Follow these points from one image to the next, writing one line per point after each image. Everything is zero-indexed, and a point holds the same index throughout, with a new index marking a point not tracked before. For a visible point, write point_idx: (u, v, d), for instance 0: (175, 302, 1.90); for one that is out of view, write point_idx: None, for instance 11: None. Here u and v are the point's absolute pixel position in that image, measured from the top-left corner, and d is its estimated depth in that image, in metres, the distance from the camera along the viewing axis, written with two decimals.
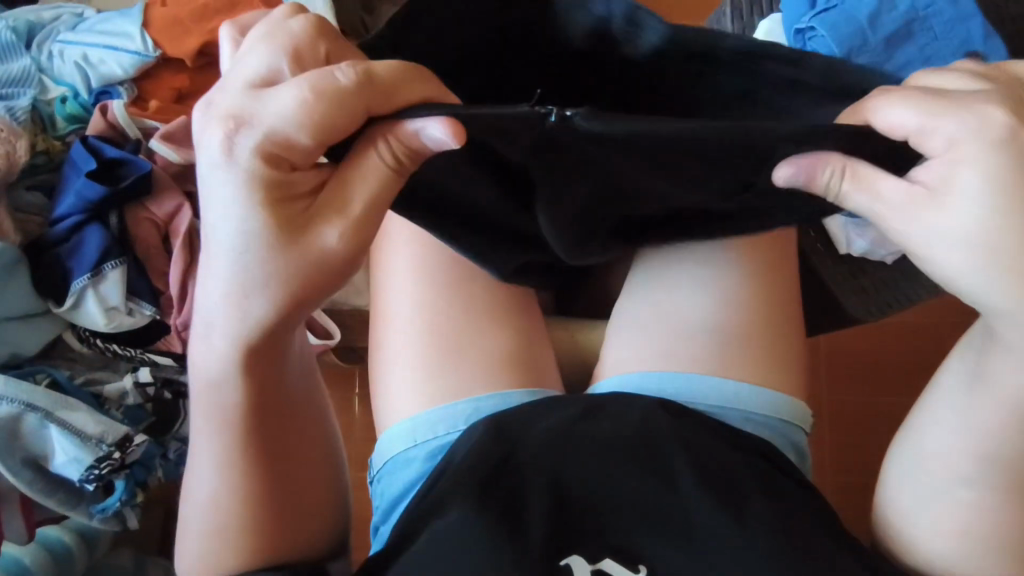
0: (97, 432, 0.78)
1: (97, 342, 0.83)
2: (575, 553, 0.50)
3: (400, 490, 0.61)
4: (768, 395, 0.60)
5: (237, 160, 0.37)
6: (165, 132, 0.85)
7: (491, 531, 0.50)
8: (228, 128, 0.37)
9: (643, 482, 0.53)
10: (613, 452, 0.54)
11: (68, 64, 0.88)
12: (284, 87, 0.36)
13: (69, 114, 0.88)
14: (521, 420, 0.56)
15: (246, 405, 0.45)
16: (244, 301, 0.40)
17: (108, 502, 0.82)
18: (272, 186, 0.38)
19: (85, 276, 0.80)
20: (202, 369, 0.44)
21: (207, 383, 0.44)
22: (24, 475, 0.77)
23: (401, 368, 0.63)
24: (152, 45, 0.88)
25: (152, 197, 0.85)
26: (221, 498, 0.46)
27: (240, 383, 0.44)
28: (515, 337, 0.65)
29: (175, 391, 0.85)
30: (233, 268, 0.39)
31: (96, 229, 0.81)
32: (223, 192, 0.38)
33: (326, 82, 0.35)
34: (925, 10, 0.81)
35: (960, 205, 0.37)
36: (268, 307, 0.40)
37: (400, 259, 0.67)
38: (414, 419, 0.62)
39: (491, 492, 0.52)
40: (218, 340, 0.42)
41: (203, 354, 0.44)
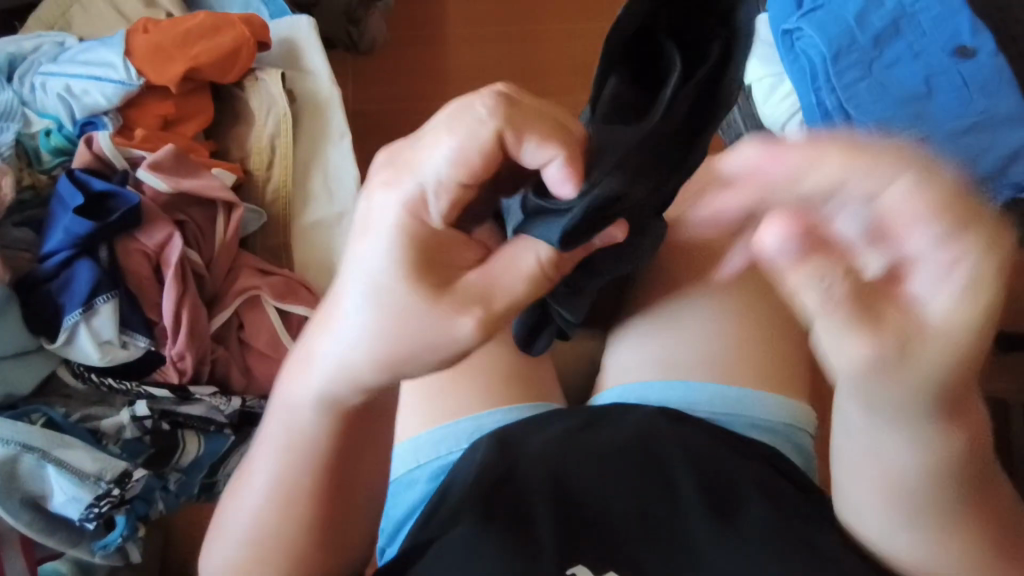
0: (95, 470, 0.77)
1: (92, 377, 0.82)
2: (579, 563, 0.48)
3: (405, 512, 0.59)
4: (773, 399, 0.58)
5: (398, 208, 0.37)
6: (153, 161, 0.84)
7: (497, 547, 0.48)
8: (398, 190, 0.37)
9: (649, 496, 0.51)
10: (615, 462, 0.52)
11: (51, 96, 0.87)
12: (437, 125, 0.37)
13: (54, 147, 0.86)
14: (522, 432, 0.56)
15: (326, 445, 0.41)
16: (353, 330, 0.37)
17: (109, 539, 0.81)
18: (445, 225, 0.37)
19: (77, 311, 0.79)
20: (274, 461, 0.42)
21: (296, 414, 0.41)
22: (23, 516, 0.76)
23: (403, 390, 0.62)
24: (136, 73, 0.86)
25: (141, 228, 0.84)
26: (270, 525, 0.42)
27: (337, 420, 0.40)
28: (513, 356, 0.63)
29: (173, 421, 0.84)
30: (376, 301, 0.36)
31: (86, 263, 0.80)
32: (378, 236, 0.37)
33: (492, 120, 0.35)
34: (912, 7, 0.82)
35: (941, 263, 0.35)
36: (372, 338, 0.36)
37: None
38: (419, 437, 0.60)
39: (495, 507, 0.51)
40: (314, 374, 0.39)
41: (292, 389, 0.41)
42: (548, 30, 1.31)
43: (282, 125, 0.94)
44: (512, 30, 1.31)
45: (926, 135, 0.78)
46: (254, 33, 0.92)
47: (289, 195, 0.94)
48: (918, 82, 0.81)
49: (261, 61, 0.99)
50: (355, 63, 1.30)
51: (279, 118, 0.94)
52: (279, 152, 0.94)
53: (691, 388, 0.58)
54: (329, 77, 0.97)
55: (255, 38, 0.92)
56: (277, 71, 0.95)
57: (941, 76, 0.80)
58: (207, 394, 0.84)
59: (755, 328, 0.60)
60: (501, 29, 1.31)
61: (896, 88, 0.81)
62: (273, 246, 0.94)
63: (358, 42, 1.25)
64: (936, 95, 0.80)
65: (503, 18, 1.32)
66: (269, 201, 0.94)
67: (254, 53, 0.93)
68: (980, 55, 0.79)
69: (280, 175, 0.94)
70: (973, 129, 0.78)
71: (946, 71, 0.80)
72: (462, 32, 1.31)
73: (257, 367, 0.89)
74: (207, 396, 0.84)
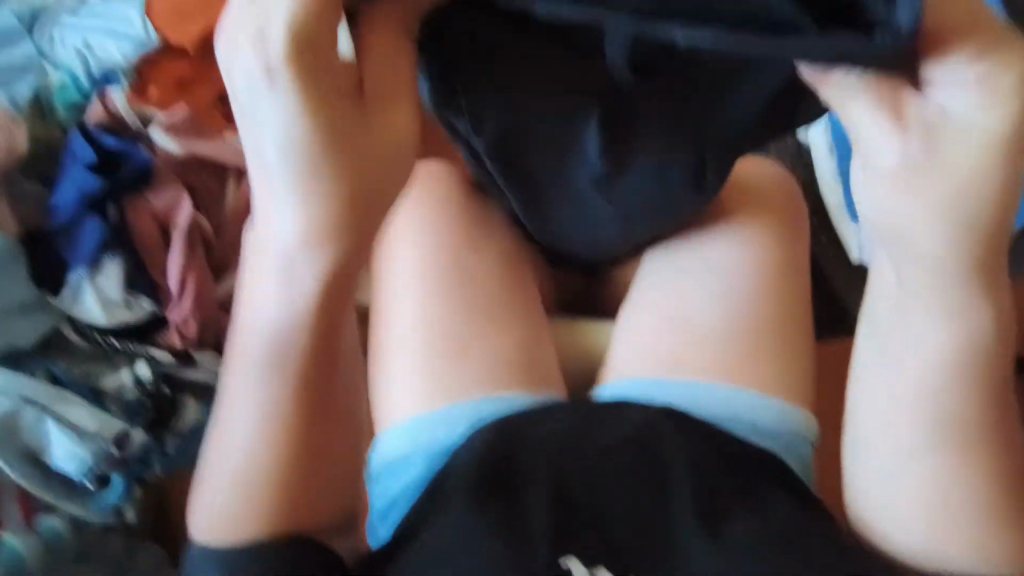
0: (94, 428, 0.78)
1: (94, 336, 0.82)
2: (572, 553, 0.47)
3: (400, 492, 0.57)
4: (778, 406, 0.56)
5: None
6: (167, 122, 0.84)
7: (489, 526, 0.48)
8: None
9: (645, 492, 0.50)
10: (611, 457, 0.51)
11: (69, 50, 0.86)
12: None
13: (69, 102, 0.85)
14: (525, 422, 0.54)
15: (308, 342, 0.43)
16: (265, 46, 0.38)
17: (107, 497, 0.80)
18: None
19: (84, 269, 0.80)
20: (235, 395, 0.43)
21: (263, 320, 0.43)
22: (21, 469, 0.76)
23: (401, 372, 0.61)
24: (153, 32, 0.86)
25: (151, 189, 0.84)
26: (249, 466, 0.42)
27: (297, 316, 0.42)
28: (523, 342, 0.62)
29: (174, 385, 0.83)
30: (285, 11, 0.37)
31: (94, 221, 0.80)
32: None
33: None
34: None
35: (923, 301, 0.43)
36: (292, 1, 0.37)
37: (408, 266, 0.65)
38: (424, 416, 0.58)
39: (489, 493, 0.50)
40: (270, 152, 0.40)
41: (274, 206, 0.41)
42: None
43: None
44: None
45: None
46: None
47: None
48: None
49: None
50: None
51: None
52: None
53: (697, 388, 0.56)
54: None
55: None
56: None
57: None
58: (208, 359, 0.84)
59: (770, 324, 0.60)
60: None
61: None
62: None
63: None
64: None
65: None
66: None
67: None
68: None
69: None
70: None
71: None
72: None
73: None
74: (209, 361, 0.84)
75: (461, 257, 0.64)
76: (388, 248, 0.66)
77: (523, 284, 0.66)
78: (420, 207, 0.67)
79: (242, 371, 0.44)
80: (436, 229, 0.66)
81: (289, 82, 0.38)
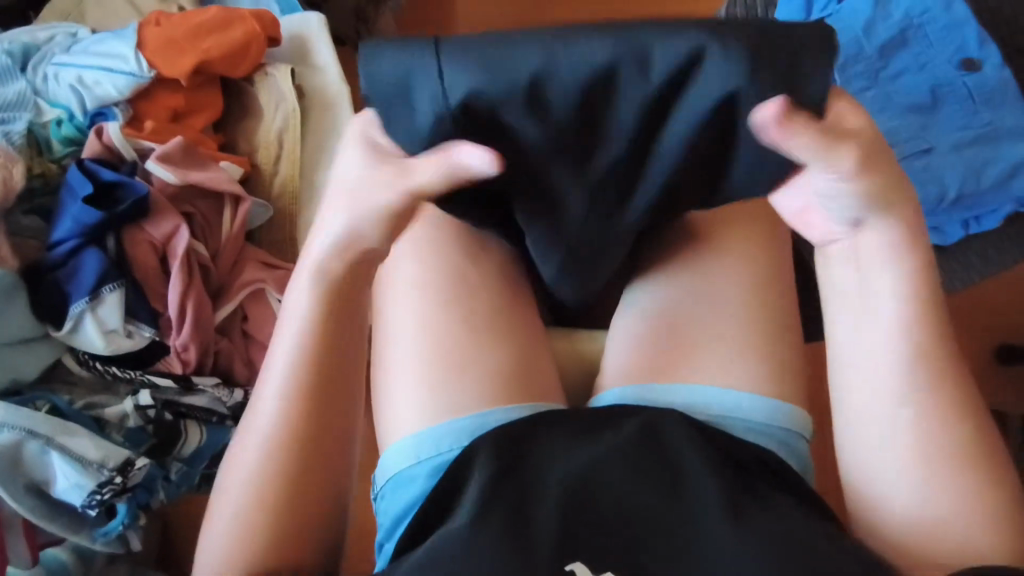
0: (99, 457, 0.77)
1: (96, 366, 0.83)
2: (577, 561, 0.47)
3: (404, 508, 0.58)
4: (769, 405, 0.58)
5: (307, 285, 0.49)
6: (162, 153, 0.85)
7: (494, 538, 0.47)
8: (305, 275, 0.50)
9: (651, 499, 0.50)
10: (623, 471, 0.51)
11: (63, 86, 0.88)
12: (282, 332, 0.50)
13: (64, 137, 0.87)
14: (524, 434, 0.54)
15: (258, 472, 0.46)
16: (264, 400, 0.48)
17: (110, 526, 0.82)
18: (338, 284, 0.49)
19: (83, 300, 0.79)
20: (229, 480, 0.47)
21: (245, 467, 0.47)
22: (26, 501, 0.76)
23: (404, 384, 0.61)
24: (147, 66, 0.87)
25: (149, 219, 0.84)
26: (227, 547, 0.45)
27: (277, 433, 0.47)
28: (514, 355, 0.62)
29: (175, 412, 0.85)
30: (273, 412, 0.48)
31: (94, 253, 0.81)
32: (287, 326, 0.49)
33: (320, 277, 0.49)
34: (919, 19, 0.88)
35: (879, 345, 0.48)
36: (280, 395, 0.48)
37: (405, 296, 0.64)
38: (418, 434, 0.58)
39: (492, 505, 0.49)
40: (260, 424, 0.48)
41: (272, 375, 0.49)
42: (558, 32, 1.32)
43: (292, 119, 0.95)
44: (525, 32, 1.32)
45: (930, 146, 0.84)
46: (264, 28, 0.93)
47: (296, 189, 0.94)
48: (923, 92, 0.86)
49: (269, 56, 1.00)
50: (364, 59, 1.30)
51: (289, 112, 0.95)
52: (287, 147, 0.95)
53: (684, 392, 0.58)
54: (339, 71, 0.98)
55: (264, 33, 0.93)
56: (287, 66, 0.96)
57: (946, 88, 0.86)
58: (210, 385, 0.85)
59: (761, 326, 0.61)
60: (511, 31, 1.32)
61: (900, 96, 0.86)
62: (280, 240, 0.95)
63: (367, 40, 1.25)
64: (941, 104, 0.86)
65: (516, 18, 1.33)
66: (280, 196, 0.95)
67: (263, 48, 0.94)
68: (985, 66, 0.86)
69: (291, 168, 0.95)
70: (983, 138, 0.84)
71: (951, 83, 0.86)
72: (472, 33, 1.32)
73: (260, 359, 0.90)
74: (209, 387, 0.85)
75: (462, 271, 0.65)
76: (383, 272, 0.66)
77: (513, 307, 0.66)
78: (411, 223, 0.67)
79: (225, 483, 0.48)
80: (436, 252, 0.66)
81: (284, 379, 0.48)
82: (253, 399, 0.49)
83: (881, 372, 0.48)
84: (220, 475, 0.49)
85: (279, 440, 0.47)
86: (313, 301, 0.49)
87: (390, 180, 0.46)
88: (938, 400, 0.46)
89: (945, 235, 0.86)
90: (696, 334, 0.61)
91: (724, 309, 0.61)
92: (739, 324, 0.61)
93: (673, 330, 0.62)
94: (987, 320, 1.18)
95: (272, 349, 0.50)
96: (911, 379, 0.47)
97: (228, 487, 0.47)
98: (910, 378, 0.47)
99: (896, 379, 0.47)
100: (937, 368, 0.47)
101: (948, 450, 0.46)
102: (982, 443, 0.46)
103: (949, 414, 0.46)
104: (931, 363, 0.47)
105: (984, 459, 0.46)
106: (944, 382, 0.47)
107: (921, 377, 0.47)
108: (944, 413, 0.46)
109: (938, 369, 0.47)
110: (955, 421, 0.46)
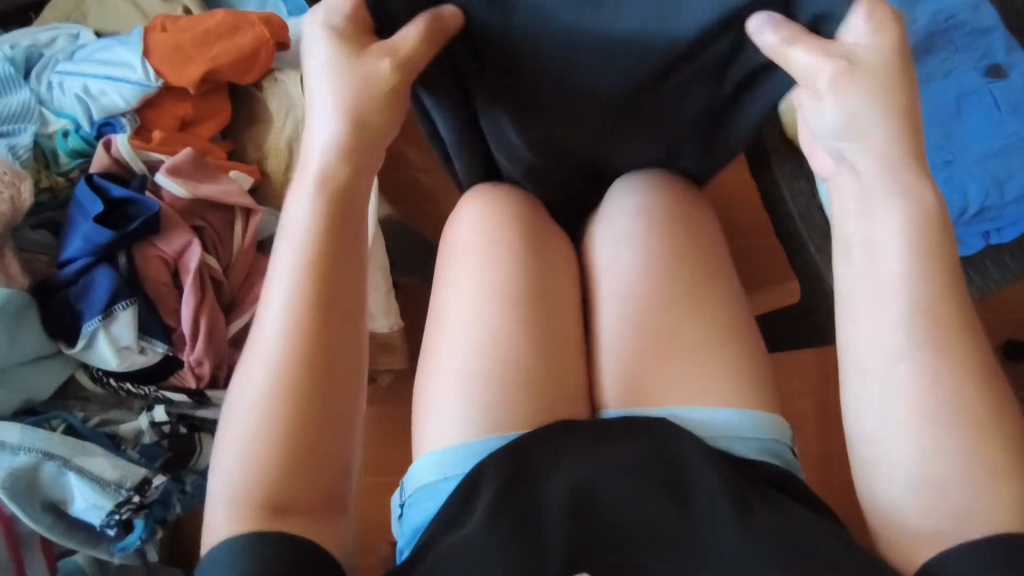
0: (116, 477, 0.77)
1: (111, 382, 0.83)
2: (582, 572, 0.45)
3: (422, 523, 0.53)
4: (773, 425, 0.55)
5: (319, 151, 0.47)
6: (171, 165, 0.84)
7: (505, 549, 0.44)
8: (320, 140, 0.47)
9: (658, 503, 0.47)
10: (632, 474, 0.48)
11: (68, 96, 0.85)
12: (287, 213, 0.46)
13: (72, 149, 0.85)
14: (538, 438, 0.50)
15: (277, 393, 0.41)
16: (264, 318, 0.44)
17: (129, 540, 0.82)
18: (352, 155, 0.47)
19: (96, 318, 0.78)
20: (232, 417, 0.42)
21: (251, 392, 0.42)
22: (44, 521, 0.77)
23: (446, 394, 0.55)
24: (154, 74, 0.85)
25: (159, 235, 0.83)
26: (243, 487, 0.40)
27: (287, 349, 0.42)
28: (562, 370, 0.57)
29: (190, 425, 0.85)
30: (278, 324, 0.43)
31: (105, 270, 0.79)
32: (288, 220, 0.46)
33: (339, 144, 0.47)
34: (946, 24, 0.86)
35: (888, 283, 0.43)
36: (284, 304, 0.43)
37: (466, 298, 0.59)
38: (443, 452, 0.53)
39: (506, 509, 0.46)
40: (267, 338, 0.43)
41: (275, 281, 0.44)
42: None
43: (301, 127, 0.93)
44: None
45: (952, 157, 0.83)
46: (274, 33, 0.90)
47: None
48: (948, 100, 0.85)
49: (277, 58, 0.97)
50: None
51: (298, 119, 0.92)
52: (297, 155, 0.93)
53: (696, 417, 0.53)
54: None
55: (274, 39, 0.90)
56: (296, 72, 0.94)
57: (971, 96, 0.85)
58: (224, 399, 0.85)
59: (743, 352, 0.57)
60: None
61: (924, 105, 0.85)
62: None
63: None
64: (964, 114, 0.84)
65: None
66: None
67: (273, 54, 0.91)
68: (1012, 74, 0.85)
69: None
70: (1007, 149, 0.82)
71: (977, 91, 0.84)
72: None
73: None
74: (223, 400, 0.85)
75: (516, 268, 0.60)
76: (445, 267, 0.63)
77: (559, 309, 0.60)
78: (485, 215, 0.64)
79: (228, 416, 0.42)
80: (489, 245, 0.62)
81: (286, 287, 0.43)
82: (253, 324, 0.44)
83: (892, 309, 0.43)
84: (219, 425, 0.43)
85: (282, 354, 0.42)
86: (326, 176, 0.46)
87: (378, 57, 0.48)
88: (944, 334, 0.42)
89: (964, 247, 0.86)
90: (689, 346, 0.57)
91: (721, 323, 0.58)
92: (730, 336, 0.58)
93: (669, 333, 0.57)
94: (992, 315, 1.16)
95: (273, 257, 0.45)
96: (913, 323, 0.42)
97: (230, 428, 0.42)
98: (914, 321, 0.42)
99: (895, 321, 0.42)
100: (948, 308, 0.42)
101: (966, 399, 0.40)
102: (997, 394, 0.41)
103: (959, 358, 0.41)
104: (942, 302, 0.42)
105: (995, 414, 0.40)
106: (953, 315, 0.42)
107: (925, 316, 0.42)
108: (957, 356, 0.41)
109: (948, 307, 0.42)
110: (960, 357, 0.41)
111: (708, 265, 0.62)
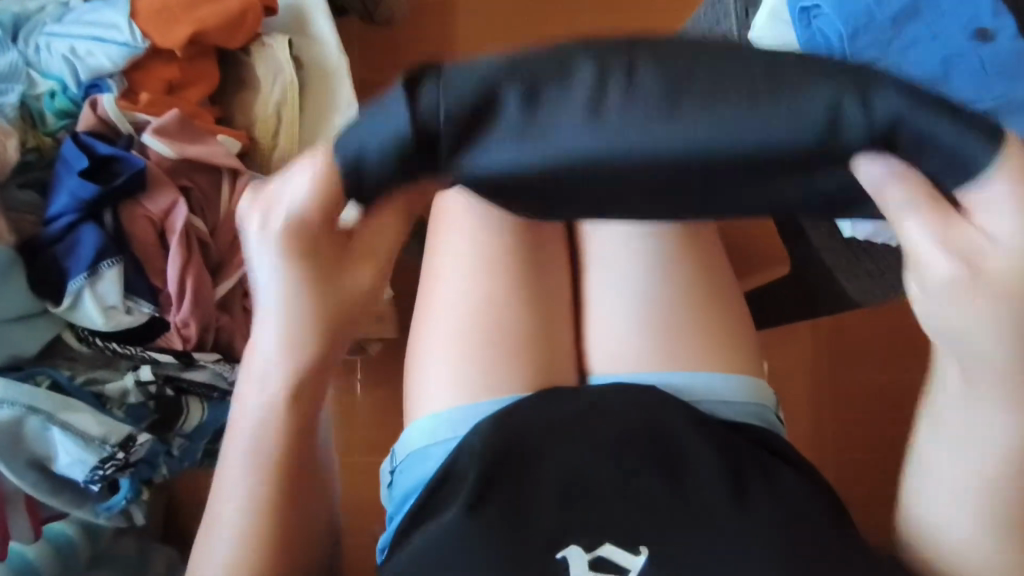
0: (100, 433, 0.77)
1: (96, 342, 0.83)
2: (571, 545, 0.47)
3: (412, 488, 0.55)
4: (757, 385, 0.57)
5: (259, 230, 0.39)
6: (158, 125, 0.84)
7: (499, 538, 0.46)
8: (267, 235, 0.39)
9: (649, 478, 0.49)
10: (620, 450, 0.50)
11: (56, 57, 0.86)
12: (258, 331, 0.44)
13: (58, 109, 0.86)
14: (523, 423, 0.52)
15: (256, 508, 0.46)
16: (241, 421, 0.46)
17: (114, 500, 0.83)
18: (326, 248, 0.40)
19: (82, 275, 0.78)
20: (217, 518, 0.46)
21: (235, 501, 0.46)
22: (29, 477, 0.77)
23: (440, 354, 0.56)
24: (141, 35, 0.85)
25: (146, 193, 0.83)
26: None
27: (269, 470, 0.46)
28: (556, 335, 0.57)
29: (176, 387, 0.85)
30: (258, 444, 0.46)
31: (91, 228, 0.79)
32: (260, 329, 0.44)
33: (293, 223, 0.38)
34: None
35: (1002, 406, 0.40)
36: (263, 412, 0.46)
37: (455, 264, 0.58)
38: (435, 417, 0.55)
39: (496, 482, 0.49)
40: (246, 452, 0.46)
41: (250, 400, 0.46)
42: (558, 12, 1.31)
43: (289, 91, 0.93)
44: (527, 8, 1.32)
45: None
46: None
47: (295, 163, 0.93)
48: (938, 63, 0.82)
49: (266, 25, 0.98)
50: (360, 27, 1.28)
51: (286, 84, 0.93)
52: (285, 120, 0.93)
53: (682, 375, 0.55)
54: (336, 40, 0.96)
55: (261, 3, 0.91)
56: (284, 36, 0.94)
57: None
58: (212, 361, 0.85)
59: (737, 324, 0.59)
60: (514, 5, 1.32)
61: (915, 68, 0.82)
62: None
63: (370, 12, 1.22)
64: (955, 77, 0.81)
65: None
66: (278, 169, 0.93)
67: (260, 18, 0.92)
68: None
69: (289, 141, 0.93)
70: (997, 112, 0.80)
71: None
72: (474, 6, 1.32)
73: None
74: (211, 362, 0.85)
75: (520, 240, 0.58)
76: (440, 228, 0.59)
77: (556, 301, 0.58)
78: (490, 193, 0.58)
79: (211, 516, 0.47)
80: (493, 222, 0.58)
81: (266, 406, 0.45)
82: (232, 421, 0.47)
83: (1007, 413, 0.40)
84: (203, 518, 0.47)
85: (267, 479, 0.46)
86: (297, 272, 0.41)
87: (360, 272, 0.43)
88: None
89: None
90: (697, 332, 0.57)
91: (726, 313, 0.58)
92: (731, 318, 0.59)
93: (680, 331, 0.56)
94: None
95: (248, 359, 0.45)
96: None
97: (214, 526, 0.46)
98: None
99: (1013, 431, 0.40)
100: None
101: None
102: None
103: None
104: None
105: None
106: None
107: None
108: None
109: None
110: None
111: (710, 276, 0.59)
